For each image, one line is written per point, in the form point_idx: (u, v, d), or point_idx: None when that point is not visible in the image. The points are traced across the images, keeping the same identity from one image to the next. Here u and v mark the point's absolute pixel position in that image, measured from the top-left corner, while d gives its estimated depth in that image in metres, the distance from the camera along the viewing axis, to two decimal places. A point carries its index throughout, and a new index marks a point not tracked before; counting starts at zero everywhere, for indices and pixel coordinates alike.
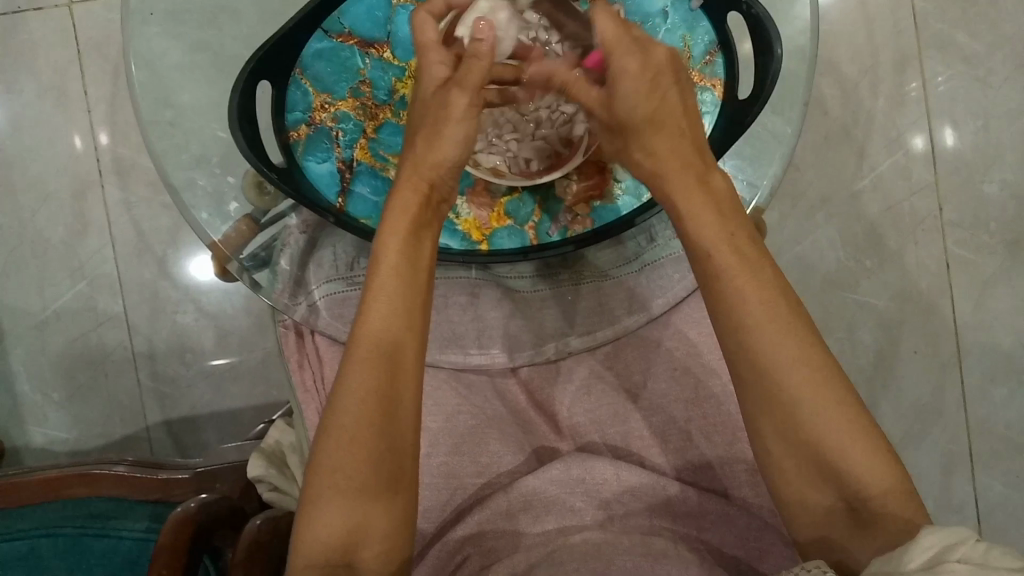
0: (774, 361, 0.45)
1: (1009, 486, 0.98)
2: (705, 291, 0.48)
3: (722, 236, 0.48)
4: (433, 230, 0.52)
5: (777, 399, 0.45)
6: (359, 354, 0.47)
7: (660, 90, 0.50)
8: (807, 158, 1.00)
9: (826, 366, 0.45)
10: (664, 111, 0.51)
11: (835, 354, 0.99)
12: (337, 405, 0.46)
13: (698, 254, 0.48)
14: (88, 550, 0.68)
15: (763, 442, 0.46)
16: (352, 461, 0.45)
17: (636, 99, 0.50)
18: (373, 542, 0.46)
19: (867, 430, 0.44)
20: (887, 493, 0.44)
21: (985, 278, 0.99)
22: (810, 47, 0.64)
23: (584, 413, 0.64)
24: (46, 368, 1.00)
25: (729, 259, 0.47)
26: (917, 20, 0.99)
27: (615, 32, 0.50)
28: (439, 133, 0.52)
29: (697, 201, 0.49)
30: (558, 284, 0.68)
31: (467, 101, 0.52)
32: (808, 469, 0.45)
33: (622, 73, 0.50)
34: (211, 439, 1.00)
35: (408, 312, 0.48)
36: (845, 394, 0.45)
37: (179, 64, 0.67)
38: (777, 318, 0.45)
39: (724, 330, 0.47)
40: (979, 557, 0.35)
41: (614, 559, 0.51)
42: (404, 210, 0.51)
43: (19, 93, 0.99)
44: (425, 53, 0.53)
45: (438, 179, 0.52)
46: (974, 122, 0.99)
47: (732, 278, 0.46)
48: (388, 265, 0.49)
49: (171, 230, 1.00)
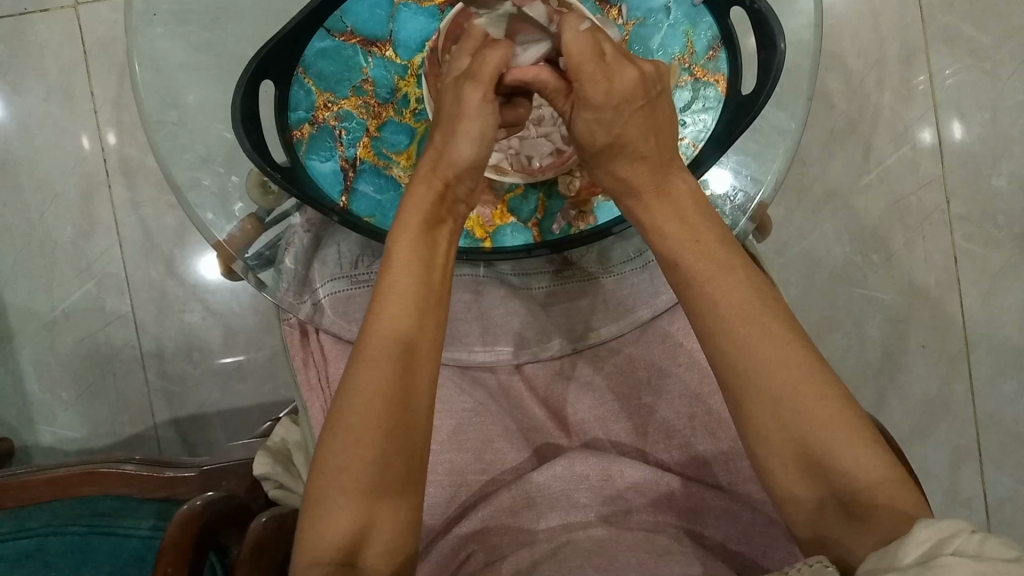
0: (751, 361, 0.46)
1: (1018, 481, 0.97)
2: (680, 299, 0.49)
3: (688, 241, 0.50)
4: (446, 228, 0.53)
5: (757, 400, 0.45)
6: (369, 352, 0.47)
7: (621, 117, 0.50)
8: (813, 152, 0.99)
9: (806, 361, 0.46)
10: (629, 137, 0.51)
11: (841, 349, 0.99)
12: (346, 403, 0.46)
13: (666, 262, 0.50)
14: (94, 548, 0.69)
15: (750, 446, 0.47)
16: (360, 459, 0.45)
17: (598, 124, 0.51)
18: (378, 541, 0.46)
19: (853, 425, 0.44)
20: (879, 485, 0.43)
21: (993, 272, 0.98)
22: (813, 41, 0.64)
23: (587, 409, 0.64)
24: (55, 368, 1.01)
25: (698, 264, 0.49)
26: (924, 12, 0.98)
27: (579, 48, 0.48)
28: (454, 131, 0.52)
29: (657, 209, 0.52)
30: (563, 280, 0.67)
31: (480, 96, 0.51)
32: (799, 468, 0.45)
33: (583, 97, 0.50)
34: (218, 438, 1.01)
35: (419, 311, 0.49)
36: (826, 389, 0.45)
37: (183, 64, 0.67)
38: (751, 318, 0.47)
39: (701, 334, 0.48)
40: (974, 549, 0.35)
41: (617, 556, 0.51)
42: (416, 209, 0.51)
43: (26, 94, 0.99)
44: (463, 46, 0.54)
45: (453, 175, 0.52)
46: (982, 115, 0.98)
47: (702, 284, 0.48)
48: (400, 262, 0.49)
49: (177, 229, 1.00)
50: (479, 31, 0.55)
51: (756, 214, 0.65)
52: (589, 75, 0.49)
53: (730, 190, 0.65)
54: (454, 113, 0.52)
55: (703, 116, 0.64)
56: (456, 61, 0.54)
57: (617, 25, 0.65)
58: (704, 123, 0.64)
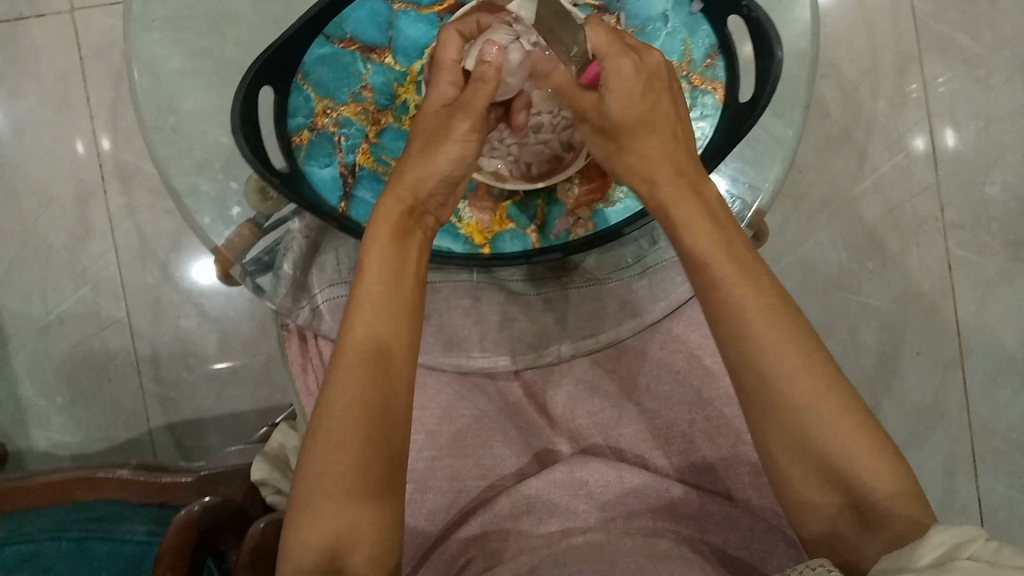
0: (778, 368, 0.46)
1: (1013, 487, 0.98)
2: (704, 302, 0.49)
3: (716, 242, 0.49)
4: (418, 238, 0.53)
5: (782, 408, 0.45)
6: (345, 360, 0.47)
7: (653, 95, 0.52)
8: (808, 160, 1.00)
9: (829, 371, 0.46)
10: (657, 118, 0.52)
11: (836, 355, 0.99)
12: (323, 412, 0.46)
13: (693, 265, 0.49)
14: (91, 554, 0.66)
15: (770, 454, 0.47)
16: (339, 466, 0.45)
17: (631, 99, 0.51)
18: (363, 546, 0.46)
19: (872, 433, 0.45)
20: (896, 495, 0.44)
21: (987, 279, 0.99)
22: (810, 49, 0.65)
23: (587, 416, 0.64)
24: (49, 373, 1.00)
25: (725, 266, 0.48)
26: (917, 22, 0.99)
27: (605, 39, 0.52)
28: (435, 148, 0.53)
29: (686, 207, 0.51)
30: (562, 287, 0.68)
31: (468, 125, 0.53)
32: (817, 477, 0.46)
33: (614, 80, 0.51)
34: (214, 443, 1.00)
35: (393, 318, 0.49)
36: (847, 398, 0.46)
37: (181, 70, 0.67)
38: (778, 325, 0.46)
39: (727, 340, 0.48)
40: (990, 555, 0.35)
41: (617, 561, 0.51)
42: (387, 218, 0.51)
43: (22, 99, 0.99)
44: (439, 73, 0.55)
45: (425, 191, 0.53)
46: (976, 123, 0.99)
47: (731, 286, 0.47)
48: (373, 272, 0.50)
49: (173, 235, 1.00)
50: (450, 59, 0.56)
51: (753, 223, 0.66)
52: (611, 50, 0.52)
53: (726, 197, 0.66)
54: (439, 132, 0.53)
55: (701, 124, 0.64)
56: (435, 90, 0.55)
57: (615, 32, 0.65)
58: (703, 131, 0.64)
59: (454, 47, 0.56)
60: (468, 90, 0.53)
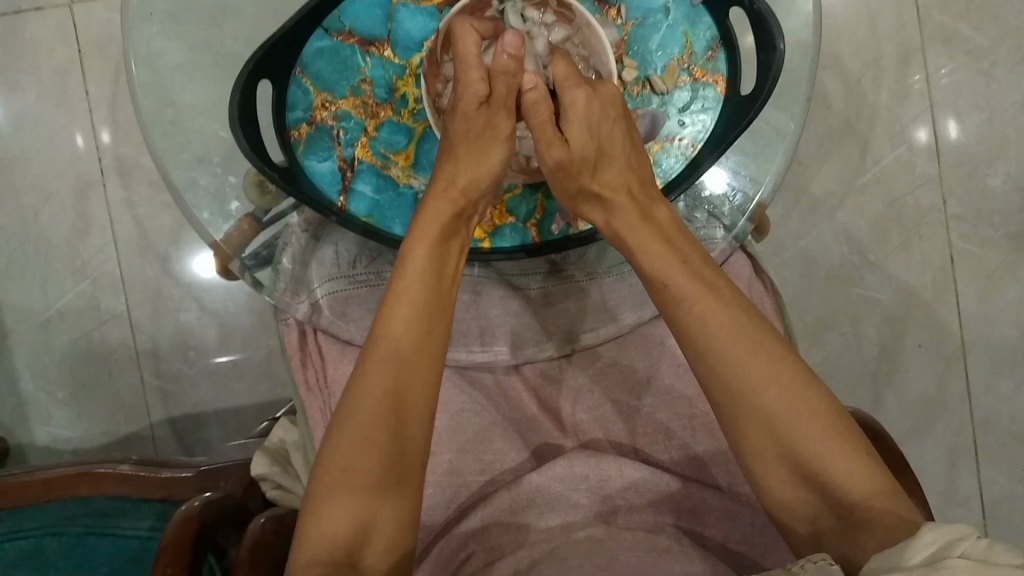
0: (743, 380, 0.47)
1: (1014, 480, 0.98)
2: (669, 320, 0.51)
3: (675, 262, 0.51)
4: (459, 243, 0.54)
5: (754, 416, 0.47)
6: (378, 354, 0.48)
7: (605, 127, 0.55)
8: (810, 152, 0.99)
9: (797, 378, 0.47)
10: (609, 146, 0.55)
11: (838, 348, 0.99)
12: (353, 403, 0.47)
13: (656, 283, 0.51)
14: (93, 550, 0.68)
15: (745, 463, 0.48)
16: (365, 458, 0.46)
17: (585, 134, 0.54)
18: (378, 540, 0.47)
19: (844, 436, 0.46)
20: (873, 496, 0.45)
21: (989, 271, 0.98)
22: (813, 41, 0.64)
23: (586, 411, 0.64)
24: (50, 367, 1.00)
25: (685, 284, 0.50)
26: (920, 13, 0.98)
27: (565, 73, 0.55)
28: (484, 151, 0.55)
29: (643, 234, 0.53)
30: (563, 281, 0.67)
31: (509, 127, 0.55)
32: (794, 484, 0.47)
33: (574, 111, 0.54)
34: (214, 437, 1.01)
35: (429, 317, 0.50)
36: (818, 402, 0.46)
37: (180, 64, 0.66)
38: (741, 337, 0.48)
39: (691, 355, 0.49)
40: (980, 553, 0.36)
41: (616, 557, 0.51)
42: (437, 217, 0.53)
43: (20, 92, 0.99)
44: (466, 69, 0.55)
45: (475, 194, 0.55)
46: (979, 115, 0.98)
47: (692, 303, 0.49)
48: (412, 271, 0.51)
49: (173, 229, 1.00)
50: (472, 52, 0.55)
51: (755, 215, 0.66)
52: (567, 80, 0.55)
53: (728, 190, 0.66)
54: (483, 134, 0.55)
55: (702, 116, 0.64)
56: (467, 87, 0.54)
57: (616, 25, 0.65)
58: (703, 123, 0.64)
59: (473, 40, 0.55)
60: (496, 90, 0.54)
